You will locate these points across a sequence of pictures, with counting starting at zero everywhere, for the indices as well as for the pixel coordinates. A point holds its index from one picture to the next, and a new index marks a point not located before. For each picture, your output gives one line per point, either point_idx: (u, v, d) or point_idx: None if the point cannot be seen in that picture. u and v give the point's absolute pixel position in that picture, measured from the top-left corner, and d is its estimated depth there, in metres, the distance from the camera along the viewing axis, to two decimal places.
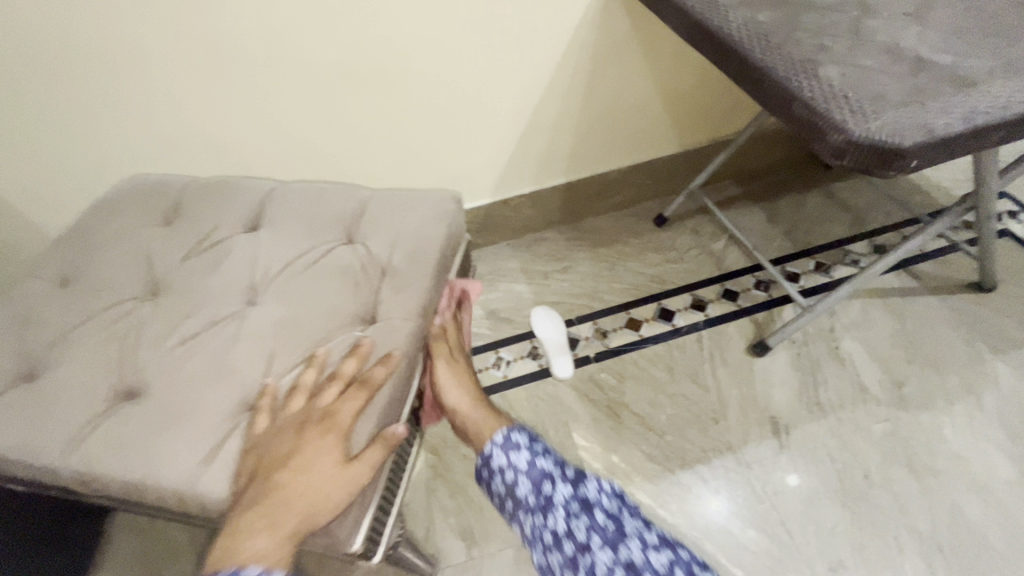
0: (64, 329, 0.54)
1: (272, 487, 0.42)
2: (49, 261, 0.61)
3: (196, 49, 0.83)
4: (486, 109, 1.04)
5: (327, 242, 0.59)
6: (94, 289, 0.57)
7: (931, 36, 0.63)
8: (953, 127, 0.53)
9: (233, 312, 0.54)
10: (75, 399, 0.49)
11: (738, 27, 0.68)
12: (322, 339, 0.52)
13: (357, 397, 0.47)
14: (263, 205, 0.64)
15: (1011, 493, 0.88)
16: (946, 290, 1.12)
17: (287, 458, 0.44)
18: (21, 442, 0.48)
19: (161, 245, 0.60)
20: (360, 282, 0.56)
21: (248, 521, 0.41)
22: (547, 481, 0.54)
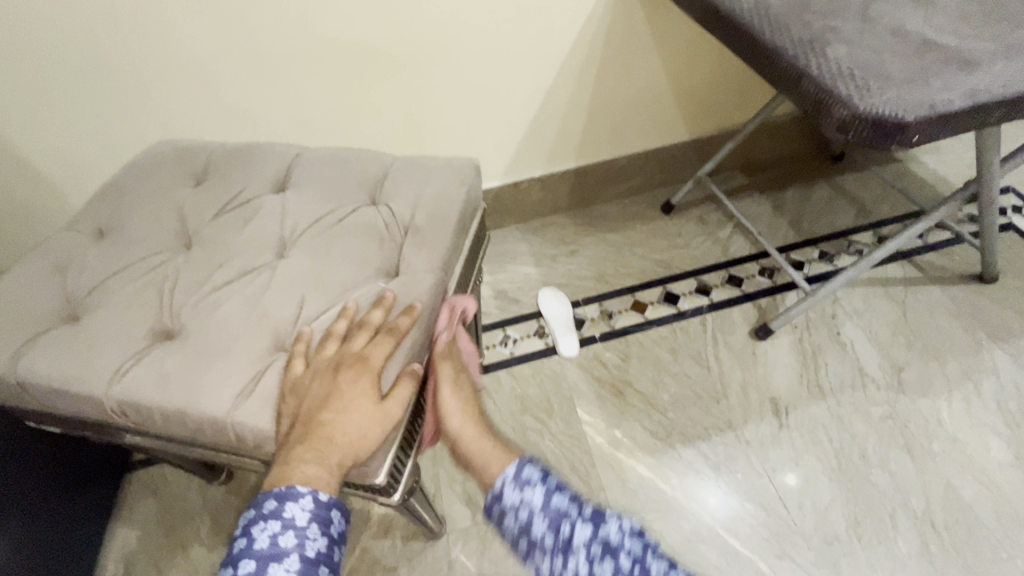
0: (110, 273, 0.59)
1: (314, 425, 0.46)
2: (92, 220, 0.68)
3: (221, 21, 0.85)
4: (500, 90, 1.06)
5: (352, 203, 0.64)
6: (131, 240, 0.63)
7: (937, 19, 0.65)
8: (954, 104, 0.55)
9: (264, 263, 0.58)
10: (116, 336, 0.53)
11: (750, 9, 0.70)
12: (349, 288, 0.57)
13: (386, 343, 0.51)
14: (288, 170, 0.70)
15: (1005, 474, 0.90)
16: (948, 280, 1.14)
17: (325, 398, 0.47)
18: (67, 374, 0.52)
19: (197, 206, 0.66)
20: (385, 239, 0.61)
21: (296, 456, 0.44)
22: (565, 521, 0.47)
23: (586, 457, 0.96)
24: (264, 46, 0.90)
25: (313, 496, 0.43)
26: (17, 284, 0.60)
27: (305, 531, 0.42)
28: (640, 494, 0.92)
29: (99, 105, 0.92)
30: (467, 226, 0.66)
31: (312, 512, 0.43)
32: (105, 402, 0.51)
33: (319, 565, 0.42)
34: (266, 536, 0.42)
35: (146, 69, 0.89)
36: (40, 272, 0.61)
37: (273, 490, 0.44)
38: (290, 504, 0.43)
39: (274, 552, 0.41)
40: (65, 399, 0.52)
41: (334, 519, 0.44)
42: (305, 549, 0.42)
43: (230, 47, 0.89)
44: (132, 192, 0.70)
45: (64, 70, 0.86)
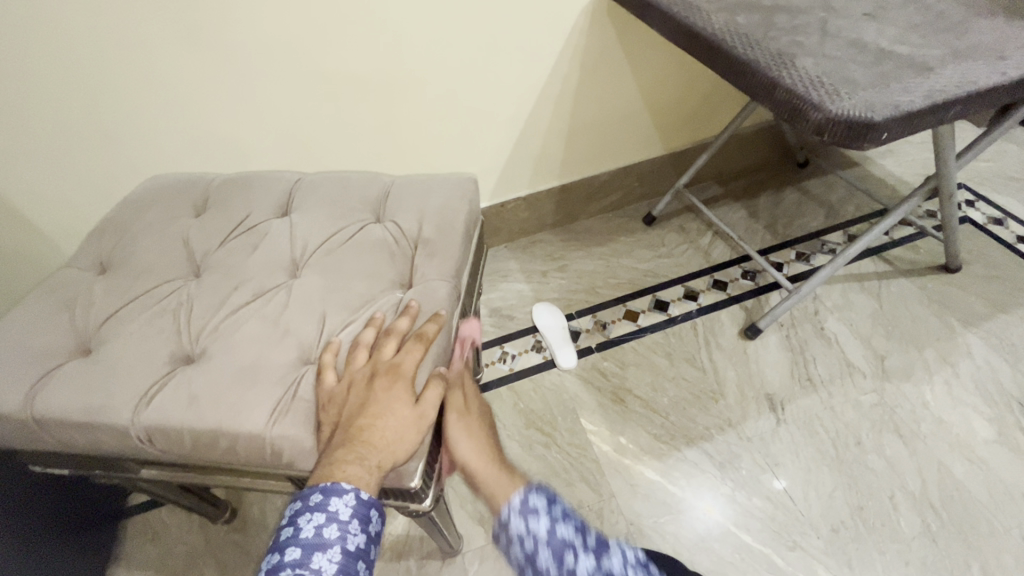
0: (120, 305, 0.61)
1: (355, 430, 0.48)
2: (92, 256, 0.68)
3: (214, 59, 0.87)
4: (486, 115, 1.10)
5: (359, 221, 0.67)
6: (136, 273, 0.64)
7: (889, 31, 0.72)
8: (916, 103, 0.60)
9: (279, 282, 0.62)
10: (138, 366, 0.55)
11: (719, 28, 0.76)
12: (369, 302, 0.59)
13: (416, 348, 0.54)
14: (290, 194, 0.72)
15: (991, 450, 0.94)
16: (917, 272, 1.21)
17: (363, 403, 0.50)
18: (89, 406, 0.53)
19: (202, 234, 0.67)
20: (397, 253, 0.64)
21: (339, 459, 0.47)
22: (569, 553, 0.45)
23: (594, 466, 0.97)
24: (254, 79, 0.91)
25: (356, 493, 0.45)
26: (23, 325, 0.60)
27: (348, 526, 0.43)
28: (651, 498, 0.93)
29: (88, 147, 0.92)
30: (473, 235, 0.69)
31: (355, 508, 0.44)
32: (131, 430, 0.53)
33: (358, 559, 0.43)
34: (312, 527, 0.43)
35: (138, 111, 0.90)
36: (46, 310, 0.61)
37: (316, 486, 0.45)
38: (335, 498, 0.44)
39: (318, 543, 0.42)
40: (86, 431, 0.53)
41: (373, 518, 0.46)
42: (347, 543, 0.43)
43: (221, 83, 0.90)
44: (132, 225, 0.71)
45: (54, 115, 0.86)
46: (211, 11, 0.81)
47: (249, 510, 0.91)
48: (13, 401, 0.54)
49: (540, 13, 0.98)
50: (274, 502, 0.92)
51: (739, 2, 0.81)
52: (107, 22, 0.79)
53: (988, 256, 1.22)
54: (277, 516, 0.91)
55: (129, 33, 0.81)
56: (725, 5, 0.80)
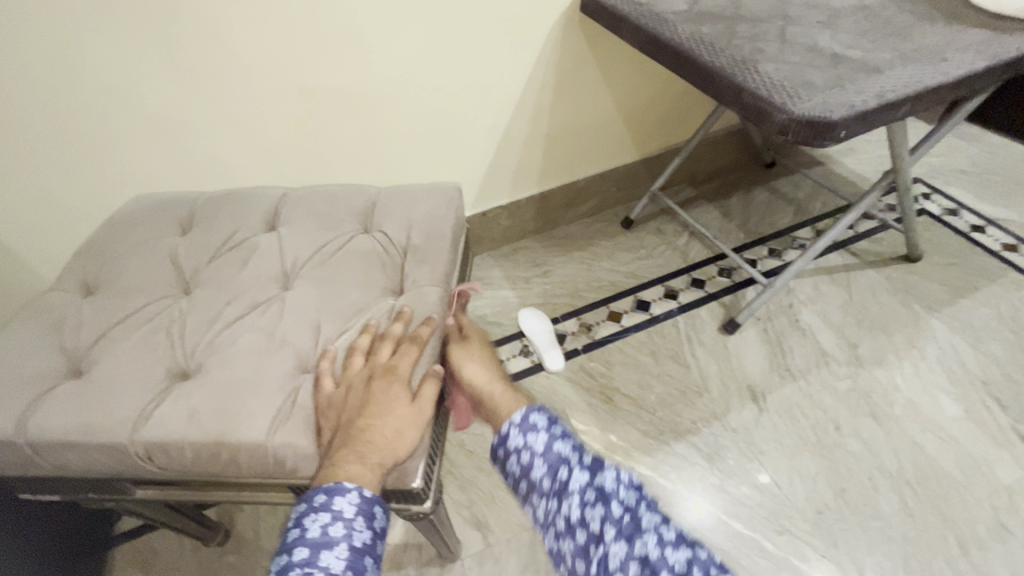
0: (110, 324, 0.61)
1: (355, 431, 0.50)
2: (77, 278, 0.68)
3: (196, 78, 0.87)
4: (466, 126, 1.12)
5: (348, 232, 0.68)
6: (125, 292, 0.64)
7: (842, 37, 0.77)
8: (870, 103, 0.65)
9: (271, 295, 0.62)
10: (134, 383, 0.55)
11: (686, 37, 0.80)
12: (364, 309, 0.61)
13: (412, 350, 0.55)
14: (277, 209, 0.73)
15: (959, 427, 0.99)
16: (882, 263, 1.27)
17: (362, 405, 0.51)
18: (85, 426, 0.53)
19: (189, 252, 0.68)
20: (387, 262, 0.65)
21: (342, 459, 0.48)
22: (563, 467, 0.53)
23: None
24: (234, 98, 0.92)
25: (359, 491, 0.47)
26: (10, 349, 0.59)
27: (353, 523, 0.45)
28: None
29: (64, 171, 0.91)
30: (460, 242, 0.70)
31: (358, 506, 0.46)
32: (130, 448, 0.53)
33: (364, 554, 0.45)
34: (318, 527, 0.45)
35: (118, 134, 0.90)
36: (33, 333, 0.60)
37: (320, 486, 0.47)
38: (339, 498, 0.46)
39: (325, 541, 0.44)
40: (83, 452, 0.53)
41: (378, 514, 0.47)
42: (353, 540, 0.45)
43: (201, 102, 0.91)
44: (118, 244, 0.70)
45: (28, 140, 0.85)
46: (191, 32, 0.82)
47: (242, 530, 0.90)
48: (5, 425, 0.54)
49: (513, 27, 1.01)
50: (267, 520, 0.91)
51: (702, 13, 0.85)
52: (87, 45, 0.79)
53: (946, 245, 1.30)
54: (272, 535, 0.90)
55: (105, 54, 0.81)
56: (690, 16, 0.85)
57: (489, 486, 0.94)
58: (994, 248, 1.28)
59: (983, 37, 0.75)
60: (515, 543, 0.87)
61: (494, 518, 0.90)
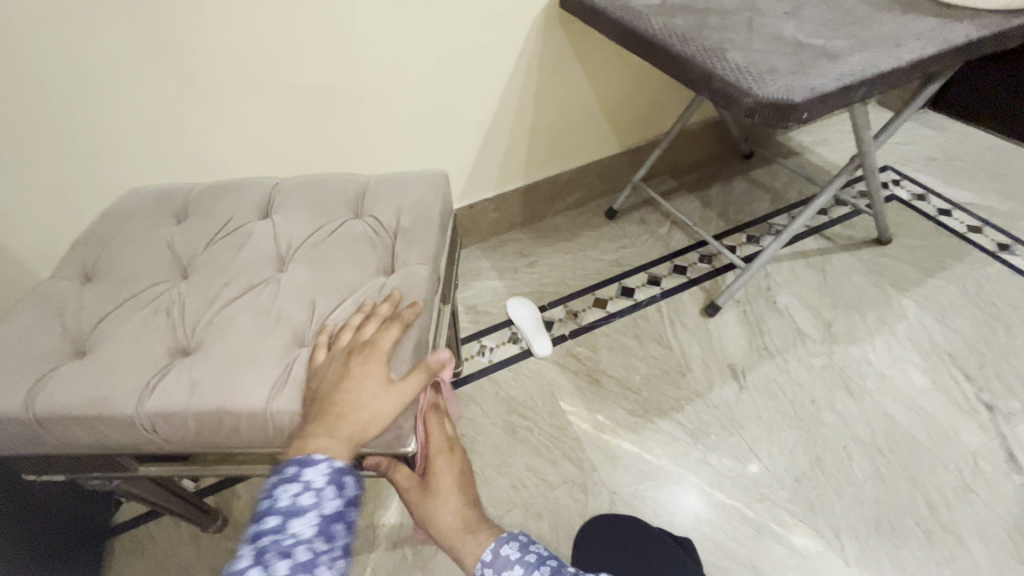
0: (112, 307, 0.63)
1: (330, 404, 0.52)
2: (74, 267, 0.70)
3: (189, 74, 0.89)
4: (451, 119, 1.15)
5: (339, 217, 0.71)
6: (124, 278, 0.66)
7: (805, 26, 0.81)
8: (829, 86, 0.69)
9: (267, 277, 0.65)
10: (137, 360, 0.57)
11: (659, 29, 0.85)
12: (356, 288, 0.64)
13: (395, 331, 0.58)
14: (270, 197, 0.75)
15: (928, 397, 1.04)
16: (855, 247, 1.32)
17: (340, 379, 0.54)
18: (90, 401, 0.55)
19: (185, 239, 0.70)
20: (378, 245, 0.68)
21: (314, 429, 0.51)
22: None
23: (575, 444, 1.02)
24: (225, 96, 0.95)
25: (328, 462, 0.49)
26: (13, 333, 0.61)
27: (322, 493, 0.48)
28: (630, 467, 0.99)
29: (54, 167, 0.92)
30: (447, 225, 0.74)
31: (328, 476, 0.48)
32: (135, 421, 0.55)
33: (334, 521, 0.48)
34: (288, 496, 0.47)
35: (110, 130, 0.92)
36: (35, 318, 0.62)
37: (292, 459, 0.49)
38: (310, 469, 0.48)
39: (296, 509, 0.47)
40: (90, 426, 0.55)
41: (348, 483, 0.50)
42: (322, 507, 0.48)
43: (194, 101, 0.93)
44: (114, 233, 0.73)
45: (20, 136, 0.86)
46: (183, 31, 0.84)
47: (239, 515, 0.92)
48: (10, 402, 0.55)
49: (495, 23, 1.04)
50: None
51: (674, 6, 0.90)
52: (80, 42, 0.80)
53: (914, 227, 1.35)
54: None
55: (98, 54, 0.82)
56: (663, 9, 0.89)
57: (482, 468, 0.99)
58: (960, 230, 1.34)
59: (935, 25, 0.80)
60: (506, 519, 0.93)
61: (487, 497, 0.96)
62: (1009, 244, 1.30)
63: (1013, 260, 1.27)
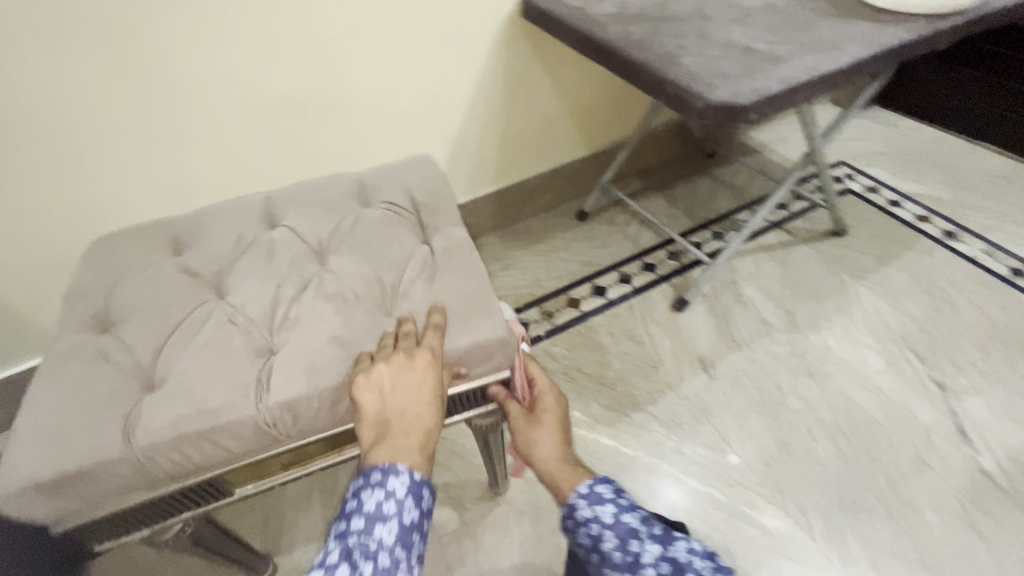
0: (165, 336, 0.69)
1: (400, 415, 0.59)
2: (87, 313, 0.74)
3: (152, 90, 0.89)
4: (421, 128, 1.16)
5: (353, 209, 0.83)
6: (161, 312, 0.71)
7: (752, 32, 0.86)
8: (773, 89, 0.74)
9: (315, 270, 0.75)
10: (230, 364, 0.66)
11: (616, 36, 0.88)
12: (408, 258, 0.77)
13: (434, 335, 0.67)
14: (270, 211, 0.84)
15: (884, 378, 1.10)
16: (814, 239, 1.38)
17: (405, 386, 0.61)
18: (200, 412, 0.63)
19: (205, 261, 0.77)
20: (407, 220, 0.82)
21: (395, 443, 0.56)
22: (634, 539, 0.52)
23: None
24: (196, 119, 0.95)
25: (409, 474, 0.54)
26: (63, 386, 0.65)
27: (404, 503, 0.52)
28: (606, 460, 1.02)
29: (25, 198, 0.91)
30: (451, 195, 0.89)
31: (409, 487, 0.53)
32: (259, 417, 0.64)
33: (412, 531, 0.52)
34: (373, 501, 0.52)
35: (74, 155, 0.90)
36: (82, 368, 0.67)
37: (377, 466, 0.54)
38: (393, 478, 0.53)
39: (379, 516, 0.51)
40: (200, 437, 0.63)
41: (425, 496, 0.54)
42: (403, 518, 0.52)
43: (165, 126, 0.93)
44: (121, 271, 0.77)
45: None
46: (145, 46, 0.84)
47: None
48: (112, 443, 0.61)
49: (458, 34, 1.07)
50: None
51: (631, 15, 0.93)
52: (39, 62, 0.79)
53: (868, 219, 1.42)
54: None
55: (65, 87, 0.83)
56: (620, 18, 0.93)
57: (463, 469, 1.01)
58: (910, 220, 1.41)
59: (869, 29, 0.85)
60: (488, 517, 0.95)
61: (468, 497, 0.97)
62: (954, 232, 1.38)
63: (959, 246, 1.35)
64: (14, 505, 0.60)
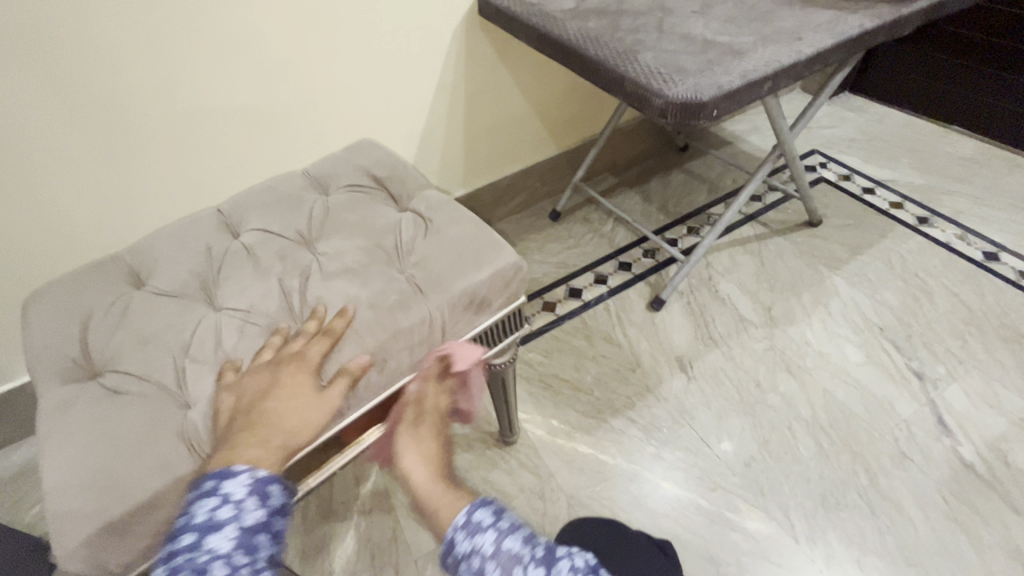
0: (180, 352, 0.64)
1: (259, 413, 0.55)
2: (54, 355, 0.65)
3: (87, 110, 0.81)
4: (384, 128, 1.11)
5: (314, 200, 0.80)
6: (156, 334, 0.65)
7: (713, 25, 0.83)
8: (734, 83, 0.71)
9: (305, 258, 0.73)
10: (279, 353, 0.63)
11: (573, 33, 0.85)
12: (393, 227, 0.76)
13: (324, 341, 0.63)
14: (228, 220, 0.79)
15: (862, 370, 1.09)
16: (789, 231, 1.37)
17: (269, 389, 0.57)
18: None
19: (180, 281, 0.71)
20: (376, 195, 0.82)
21: (242, 439, 0.53)
22: (517, 568, 0.43)
23: (530, 452, 1.01)
24: (142, 131, 0.87)
25: (251, 473, 0.49)
26: (59, 456, 0.56)
27: (243, 503, 0.47)
28: (586, 470, 0.99)
29: None
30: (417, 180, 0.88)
31: (250, 486, 0.48)
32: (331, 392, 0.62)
33: (255, 532, 0.46)
34: (205, 512, 0.46)
35: (17, 189, 0.82)
36: (82, 409, 0.59)
37: (213, 473, 0.49)
38: (230, 481, 0.48)
39: (213, 525, 0.45)
40: None
41: (274, 492, 0.49)
42: (242, 520, 0.46)
43: (109, 140, 0.86)
44: (75, 308, 0.69)
45: None
46: (77, 63, 0.77)
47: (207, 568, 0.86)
48: (178, 460, 0.56)
49: (416, 32, 1.02)
50: None
51: (589, 9, 0.90)
52: None
53: (842, 208, 1.41)
54: None
55: None
56: (578, 13, 0.89)
57: None
58: (883, 207, 1.40)
59: (832, 17, 0.83)
60: None
61: None
62: (927, 218, 1.37)
63: (932, 232, 1.34)
64: (81, 561, 0.52)
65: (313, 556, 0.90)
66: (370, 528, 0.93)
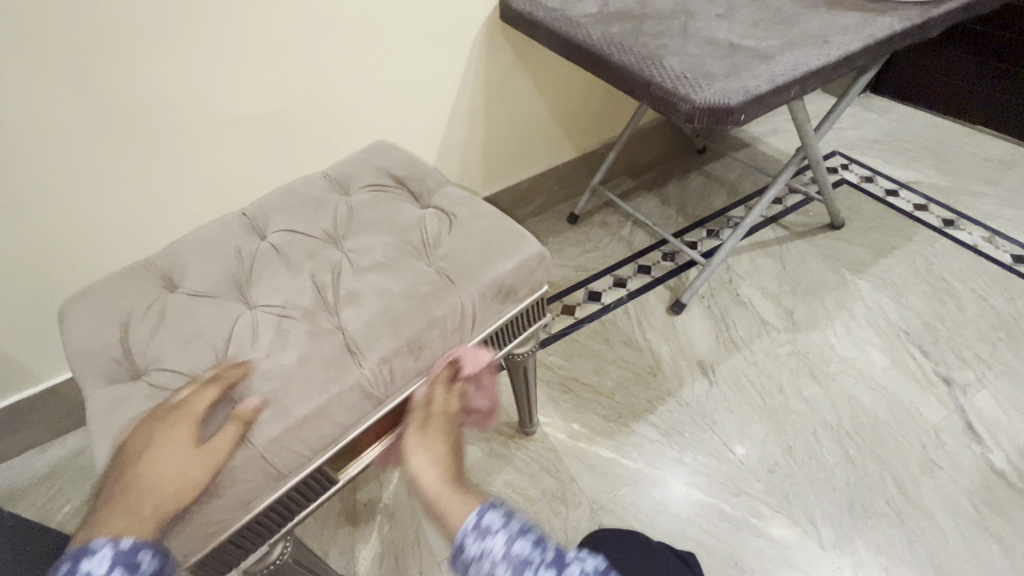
0: (219, 349, 0.65)
1: (128, 476, 0.50)
2: (92, 356, 0.67)
3: (120, 115, 0.83)
4: (407, 131, 1.13)
5: (339, 204, 0.81)
6: (193, 333, 0.67)
7: (737, 28, 0.83)
8: (762, 87, 0.71)
9: (334, 257, 0.74)
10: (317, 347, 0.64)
11: (597, 38, 0.85)
12: (419, 225, 0.77)
13: (211, 391, 0.58)
14: (258, 222, 0.80)
15: (887, 375, 1.08)
16: (810, 233, 1.35)
17: (146, 449, 0.53)
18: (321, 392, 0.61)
19: (214, 282, 0.72)
20: (397, 194, 0.82)
21: (105, 511, 0.48)
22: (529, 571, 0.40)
23: (552, 455, 1.01)
24: (171, 135, 0.89)
25: (113, 545, 0.44)
26: (106, 453, 0.57)
27: None
28: (607, 475, 0.98)
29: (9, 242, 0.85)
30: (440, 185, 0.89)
31: (114, 558, 0.44)
32: (368, 381, 0.63)
33: None
34: None
35: (52, 193, 0.85)
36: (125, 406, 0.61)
37: (68, 554, 0.44)
38: (87, 560, 0.43)
39: None
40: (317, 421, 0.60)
41: (142, 562, 0.45)
42: None
43: (117, 147, 0.86)
44: (112, 310, 0.71)
45: None
46: (110, 71, 0.79)
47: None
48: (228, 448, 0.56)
49: (438, 37, 1.03)
50: None
51: (611, 14, 0.90)
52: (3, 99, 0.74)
53: (865, 211, 1.39)
54: None
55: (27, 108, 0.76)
56: (601, 18, 0.89)
57: None
58: (907, 210, 1.38)
59: (859, 20, 0.82)
60: None
61: None
62: (953, 220, 1.35)
63: (959, 235, 1.32)
64: None
65: (337, 556, 0.91)
66: (393, 529, 0.93)
